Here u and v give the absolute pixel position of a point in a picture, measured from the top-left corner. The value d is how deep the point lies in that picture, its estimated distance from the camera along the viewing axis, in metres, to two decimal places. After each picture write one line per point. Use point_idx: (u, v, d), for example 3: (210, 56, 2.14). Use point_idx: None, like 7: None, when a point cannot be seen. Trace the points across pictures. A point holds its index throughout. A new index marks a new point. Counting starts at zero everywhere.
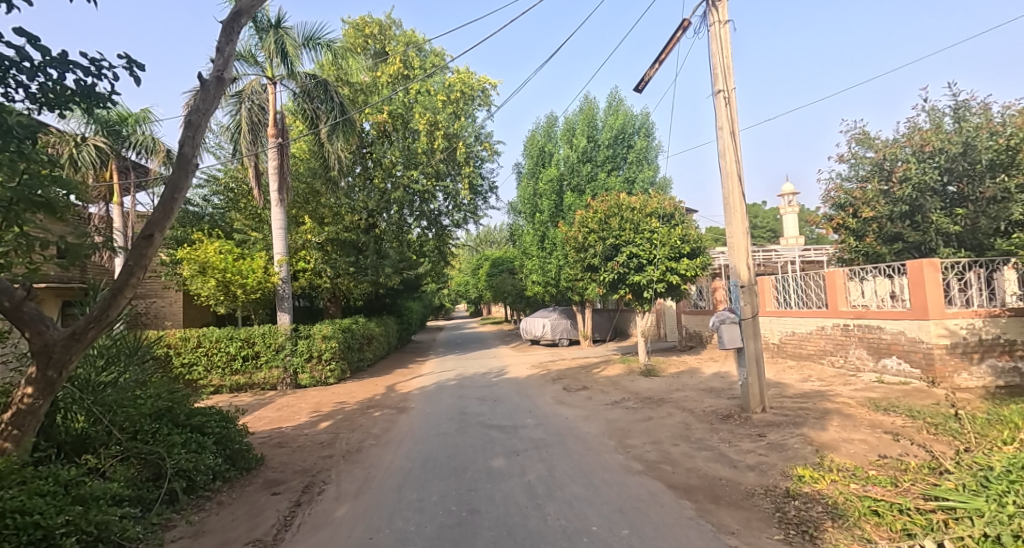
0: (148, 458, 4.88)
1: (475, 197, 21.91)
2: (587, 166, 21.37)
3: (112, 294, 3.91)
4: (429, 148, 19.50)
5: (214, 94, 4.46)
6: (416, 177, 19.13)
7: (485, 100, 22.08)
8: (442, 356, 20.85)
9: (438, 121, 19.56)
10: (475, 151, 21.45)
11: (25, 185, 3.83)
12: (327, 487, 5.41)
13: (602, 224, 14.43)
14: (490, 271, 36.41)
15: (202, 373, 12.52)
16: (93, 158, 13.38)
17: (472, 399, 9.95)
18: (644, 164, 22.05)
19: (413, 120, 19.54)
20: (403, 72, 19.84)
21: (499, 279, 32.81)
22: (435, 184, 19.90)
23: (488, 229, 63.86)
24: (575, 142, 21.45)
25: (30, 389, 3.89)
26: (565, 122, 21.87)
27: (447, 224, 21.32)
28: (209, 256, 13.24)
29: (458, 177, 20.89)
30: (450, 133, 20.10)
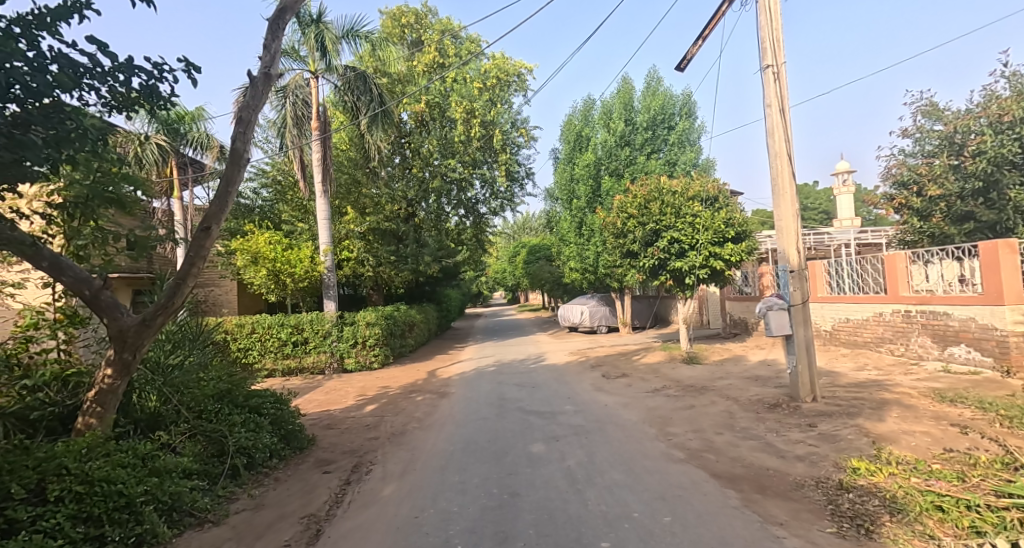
0: (213, 435, 5.22)
1: (512, 184, 21.93)
2: (626, 150, 20.86)
3: (176, 283, 4.27)
4: (465, 136, 19.57)
5: (262, 90, 4.64)
6: (453, 166, 19.35)
7: (521, 85, 21.86)
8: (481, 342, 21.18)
9: (474, 109, 19.65)
10: (511, 138, 21.36)
11: (98, 183, 4.23)
12: (374, 467, 5.64)
13: (642, 209, 14.08)
14: (527, 258, 36.43)
15: (257, 357, 13.25)
16: (155, 156, 14.26)
17: (511, 385, 10.06)
18: (686, 147, 21.39)
19: (450, 108, 19.68)
20: (439, 61, 19.97)
21: (536, 266, 32.79)
22: (472, 171, 20.03)
23: (526, 217, 63.96)
24: (613, 126, 20.96)
25: (109, 370, 4.30)
26: (603, 105, 21.43)
27: (485, 211, 21.45)
28: (260, 246, 13.91)
29: (495, 164, 20.92)
30: (486, 120, 20.15)
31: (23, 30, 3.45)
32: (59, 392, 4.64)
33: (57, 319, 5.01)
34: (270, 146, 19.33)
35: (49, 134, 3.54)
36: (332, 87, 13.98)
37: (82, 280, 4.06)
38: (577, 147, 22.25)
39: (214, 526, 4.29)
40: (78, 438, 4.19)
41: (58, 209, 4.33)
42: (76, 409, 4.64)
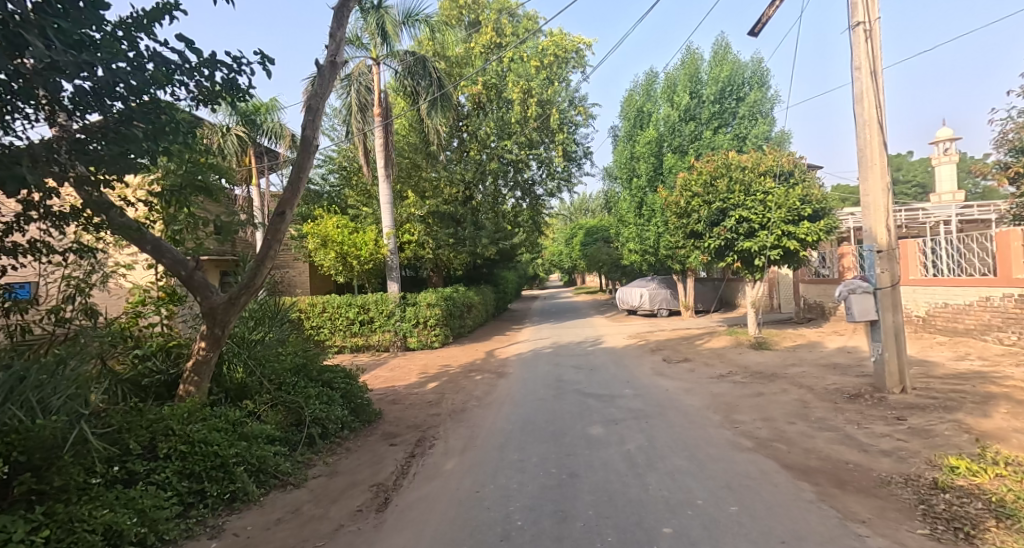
0: (291, 405, 5.64)
1: (569, 164, 21.66)
2: (691, 124, 19.86)
3: (256, 265, 4.68)
4: (522, 116, 19.47)
5: (329, 78, 4.82)
6: (510, 148, 19.35)
7: (579, 61, 21.44)
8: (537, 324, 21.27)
9: (531, 88, 19.47)
10: (568, 117, 20.95)
11: (190, 172, 4.63)
12: (437, 441, 5.87)
13: (708, 187, 13.42)
14: (583, 240, 35.94)
15: (327, 334, 14.13)
16: (235, 146, 15.36)
17: (568, 367, 10.08)
18: (757, 118, 20.27)
19: (507, 89, 19.61)
20: (496, 41, 19.91)
21: (593, 249, 32.29)
22: (529, 152, 19.96)
23: (582, 199, 63.07)
24: (676, 100, 19.98)
25: (203, 343, 4.84)
26: (666, 78, 20.52)
27: (541, 193, 21.37)
28: (329, 230, 14.77)
29: (552, 144, 20.69)
30: (543, 100, 19.91)
31: (125, 32, 3.77)
32: (164, 361, 5.19)
33: (159, 297, 5.62)
34: (336, 134, 20.22)
35: (149, 128, 3.89)
36: (393, 72, 14.26)
37: (179, 262, 4.58)
38: (637, 124, 21.47)
39: (295, 488, 4.69)
40: (181, 403, 4.75)
41: (157, 197, 4.76)
42: (177, 378, 5.18)
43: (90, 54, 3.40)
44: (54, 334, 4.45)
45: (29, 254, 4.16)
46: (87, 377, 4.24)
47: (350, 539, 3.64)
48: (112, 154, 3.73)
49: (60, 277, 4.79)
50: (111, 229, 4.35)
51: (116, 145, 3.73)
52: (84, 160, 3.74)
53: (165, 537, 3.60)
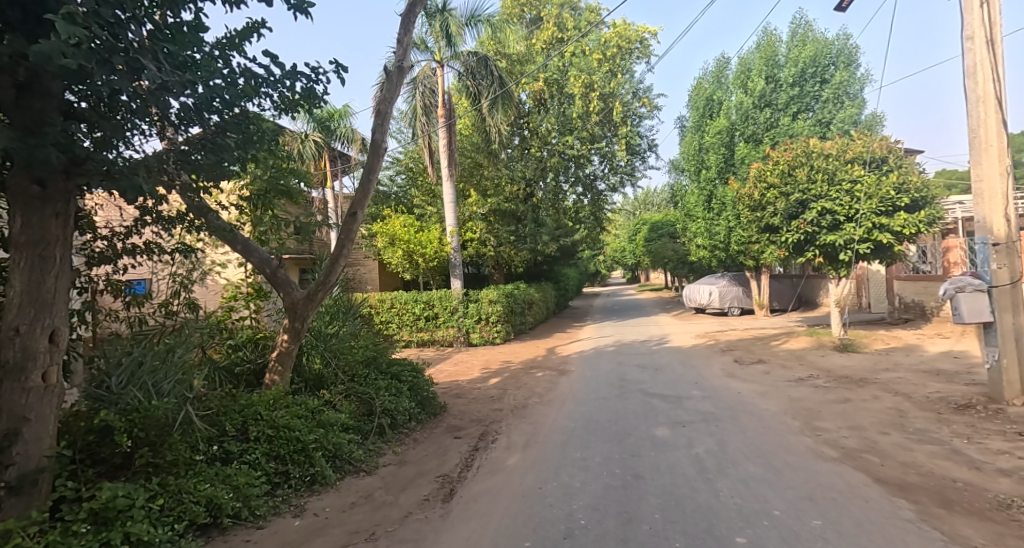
0: (363, 396, 5.95)
1: (633, 158, 21.14)
2: (767, 111, 18.67)
3: (332, 263, 5.02)
4: (584, 111, 19.23)
5: (397, 82, 5.00)
6: (571, 143, 19.15)
7: (644, 51, 20.83)
8: (598, 322, 20.96)
9: (594, 82, 19.19)
10: (631, 109, 20.37)
11: (273, 178, 5.00)
12: (500, 436, 5.95)
13: (785, 177, 12.56)
14: (647, 235, 34.90)
15: (395, 329, 14.79)
16: (312, 151, 16.43)
17: (632, 366, 9.84)
18: (844, 102, 18.14)
19: (568, 84, 19.45)
20: (558, 36, 19.80)
21: (658, 245, 31.25)
22: (590, 147, 19.69)
23: (645, 193, 61.32)
24: (749, 86, 18.82)
25: (286, 336, 5.23)
26: (739, 63, 19.45)
27: (603, 188, 21.02)
28: (396, 229, 15.44)
29: (615, 138, 20.26)
30: (606, 93, 19.54)
31: (220, 51, 4.10)
32: (253, 352, 5.68)
33: (249, 293, 6.07)
34: (403, 137, 21.05)
35: (240, 138, 4.26)
36: (456, 74, 14.52)
37: (265, 260, 5.03)
38: (706, 112, 20.36)
39: (368, 475, 4.93)
40: (267, 390, 5.17)
41: (246, 201, 5.18)
42: (264, 366, 5.64)
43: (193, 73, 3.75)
44: (163, 325, 5.00)
45: (144, 254, 4.66)
46: (191, 364, 4.83)
47: (418, 526, 3.80)
48: (209, 163, 4.12)
49: (168, 275, 5.32)
50: (208, 230, 4.83)
51: (213, 154, 4.11)
52: (188, 168, 4.12)
53: (256, 512, 3.96)
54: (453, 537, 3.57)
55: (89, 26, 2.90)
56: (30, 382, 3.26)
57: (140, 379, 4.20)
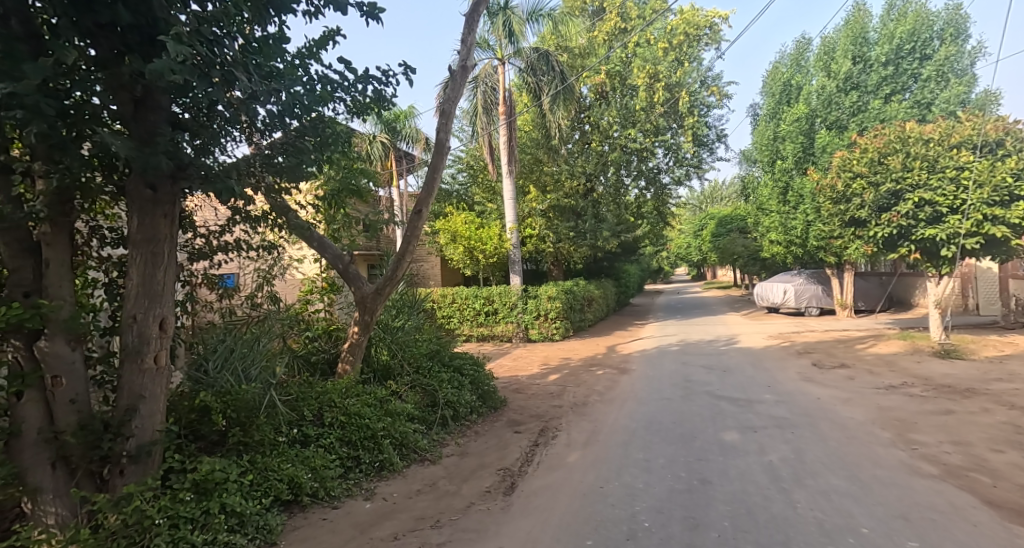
0: (427, 387, 6.15)
1: (700, 149, 20.35)
2: (853, 94, 17.21)
3: (398, 259, 5.26)
4: (648, 102, 18.68)
5: (460, 81, 5.09)
6: (634, 136, 18.66)
7: (713, 37, 19.91)
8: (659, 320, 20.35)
9: (659, 72, 18.58)
10: (699, 98, 19.48)
11: (346, 178, 5.29)
12: (559, 433, 5.93)
13: (874, 166, 11.52)
14: (714, 230, 33.35)
15: (457, 324, 15.20)
16: (380, 151, 17.23)
17: (697, 367, 9.45)
18: (949, 78, 16.05)
19: (632, 75, 18.98)
20: (621, 26, 19.31)
21: (726, 240, 29.71)
22: (654, 140, 19.10)
23: (713, 186, 58.64)
24: (833, 69, 17.72)
25: (356, 328, 5.52)
26: (823, 44, 18.12)
27: (668, 182, 20.42)
28: (458, 226, 15.81)
29: (680, 129, 19.54)
30: (672, 83, 18.84)
31: (300, 60, 4.38)
32: (326, 342, 6.07)
33: (323, 287, 6.48)
34: (465, 136, 21.47)
35: (318, 141, 4.56)
36: (517, 71, 14.55)
37: (338, 257, 5.33)
38: (783, 98, 19.75)
39: (432, 464, 5.11)
40: (340, 379, 5.49)
41: (321, 200, 5.51)
42: (337, 356, 6.00)
43: (278, 82, 4.06)
44: (249, 316, 5.45)
45: (234, 250, 5.07)
46: (273, 352, 5.24)
47: (480, 517, 3.89)
48: (290, 165, 4.44)
49: (252, 270, 5.74)
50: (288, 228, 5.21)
51: (294, 157, 4.43)
52: (271, 171, 4.46)
53: (331, 493, 4.23)
54: (514, 530, 3.62)
55: (193, 45, 3.22)
56: (145, 363, 3.69)
57: (232, 365, 4.63)
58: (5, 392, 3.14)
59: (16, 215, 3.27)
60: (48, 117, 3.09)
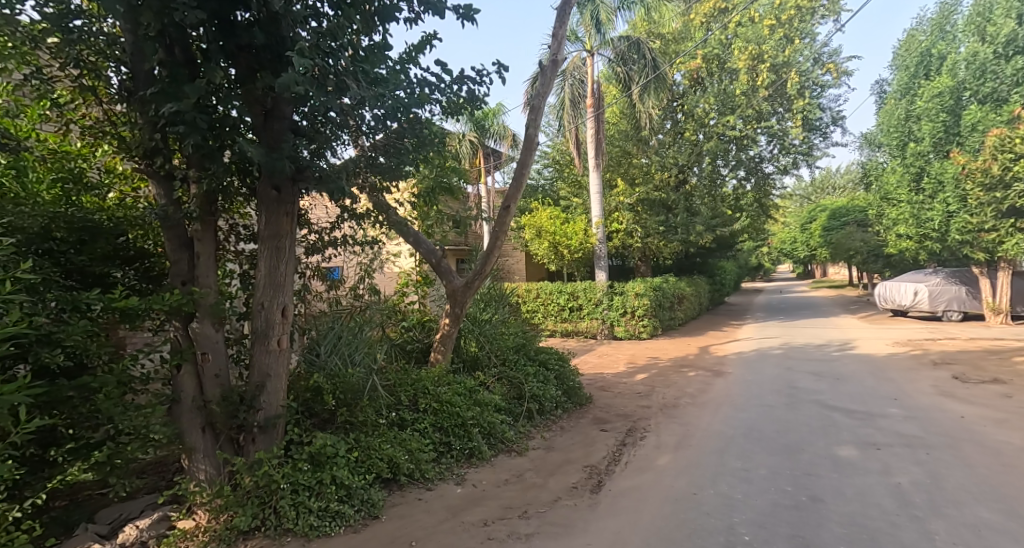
0: (514, 380, 6.27)
1: (811, 133, 18.62)
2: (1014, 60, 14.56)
3: (487, 254, 5.41)
4: (750, 86, 17.35)
5: (551, 75, 5.10)
6: (733, 123, 17.44)
7: (830, 9, 17.92)
8: (756, 321, 18.95)
9: (763, 52, 17.16)
10: (811, 77, 17.67)
11: (438, 176, 5.54)
12: (648, 434, 5.75)
13: None
14: (824, 224, 30.22)
15: (541, 318, 15.36)
16: (469, 149, 17.85)
17: (805, 373, 8.63)
18: None
19: (732, 58, 17.82)
20: (720, 6, 18.05)
21: (840, 234, 26.74)
22: (756, 126, 17.71)
23: (824, 174, 52.98)
24: (987, 32, 15.11)
25: (447, 319, 5.78)
26: (976, 5, 15.67)
27: (771, 171, 18.98)
28: (543, 222, 15.90)
29: (788, 112, 17.97)
30: (778, 63, 17.31)
31: (401, 65, 4.64)
32: (420, 332, 6.43)
33: (418, 280, 6.85)
34: (552, 131, 21.49)
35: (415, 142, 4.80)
36: (606, 61, 14.28)
37: (431, 252, 5.62)
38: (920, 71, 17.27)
39: (518, 455, 5.21)
40: (433, 367, 5.78)
41: (417, 198, 5.82)
42: (429, 346, 6.35)
43: (382, 88, 4.34)
44: (353, 306, 5.92)
45: (342, 245, 5.53)
46: (374, 340, 5.65)
47: (567, 513, 3.89)
48: (391, 166, 4.75)
49: (356, 264, 6.22)
50: (388, 224, 5.58)
51: (394, 159, 4.73)
52: (375, 171, 4.77)
53: (426, 475, 4.47)
54: (602, 528, 3.57)
55: (312, 58, 3.56)
56: (271, 345, 4.16)
57: (340, 350, 5.08)
58: (169, 363, 3.79)
59: (176, 215, 3.88)
60: (200, 131, 3.63)
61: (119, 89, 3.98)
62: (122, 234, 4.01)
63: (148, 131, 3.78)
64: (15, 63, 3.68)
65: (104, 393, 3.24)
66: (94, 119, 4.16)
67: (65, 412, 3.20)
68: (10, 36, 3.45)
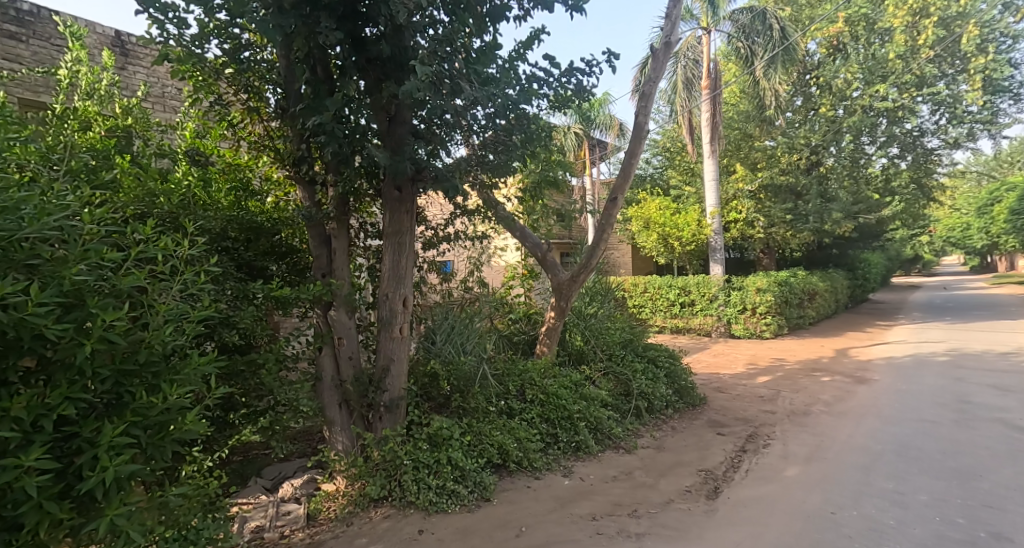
0: (621, 376, 6.12)
1: (994, 96, 15.33)
2: None
3: (594, 247, 5.33)
4: (908, 47, 14.79)
5: (663, 58, 4.85)
6: (884, 92, 14.95)
7: None
8: (908, 322, 16.28)
9: (927, 4, 14.48)
10: (998, 26, 14.43)
11: (544, 170, 5.59)
12: (773, 442, 5.25)
13: None
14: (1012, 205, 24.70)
15: (649, 314, 14.93)
16: (573, 142, 17.86)
17: (983, 386, 7.19)
18: None
19: (884, 16, 15.32)
20: None
21: None
22: (916, 94, 15.07)
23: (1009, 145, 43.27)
24: None
25: (552, 312, 5.84)
26: None
27: (935, 145, 16.15)
28: (651, 213, 15.27)
29: (962, 74, 15.01)
30: (949, 15, 14.49)
31: (511, 63, 4.75)
32: (526, 324, 6.60)
33: (523, 273, 6.99)
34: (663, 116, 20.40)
35: (523, 138, 4.89)
36: (726, 37, 13.34)
37: (537, 246, 5.72)
38: None
39: (626, 453, 5.09)
40: (539, 359, 5.89)
41: (523, 193, 5.94)
42: (535, 338, 6.49)
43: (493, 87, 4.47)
44: (464, 298, 6.24)
45: (455, 240, 5.85)
46: (483, 332, 5.91)
47: (681, 516, 3.71)
48: (500, 162, 4.89)
49: (465, 258, 6.51)
50: (496, 220, 5.78)
51: (503, 155, 4.87)
52: (485, 168, 4.96)
53: (534, 464, 4.57)
54: (721, 537, 3.35)
55: (431, 64, 3.79)
56: (394, 332, 4.55)
57: (453, 339, 5.41)
58: (313, 345, 4.35)
59: (318, 216, 4.42)
60: (337, 140, 4.10)
61: (275, 107, 4.62)
62: (277, 233, 4.69)
63: (297, 142, 4.33)
64: (203, 93, 4.47)
65: (266, 368, 3.86)
66: (257, 134, 4.83)
67: (239, 383, 3.86)
68: (201, 72, 4.32)
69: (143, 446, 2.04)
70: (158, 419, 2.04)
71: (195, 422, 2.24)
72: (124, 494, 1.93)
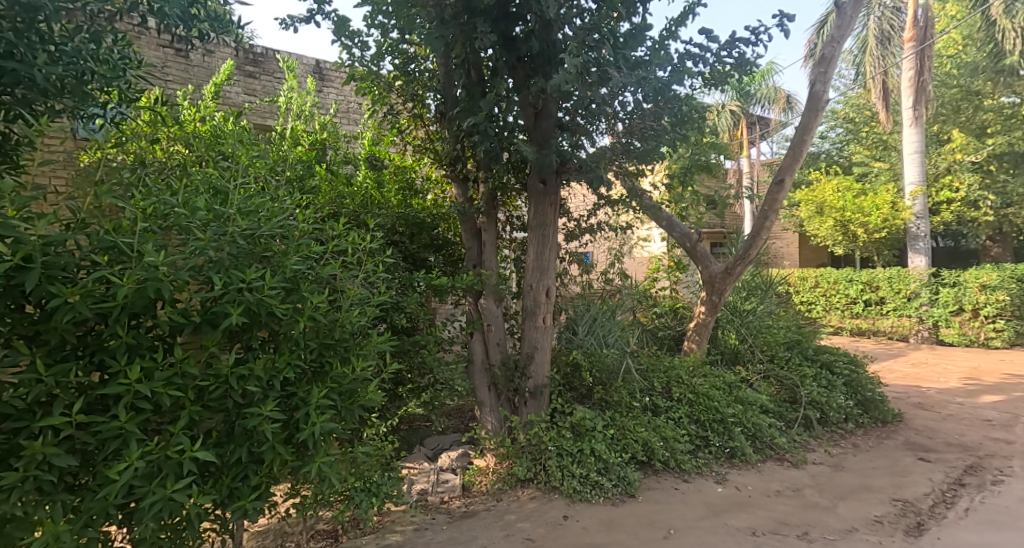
0: (786, 381, 5.46)
1: None
2: None
3: (754, 236, 4.81)
4: None
5: (851, 14, 4.19)
6: None
7: None
8: None
9: None
10: None
11: (695, 154, 5.18)
12: (1006, 480, 4.15)
13: None
14: None
15: (821, 312, 13.17)
16: (728, 122, 16.48)
17: None
18: None
19: None
20: None
21: None
22: None
23: None
24: None
25: (703, 307, 5.44)
26: None
27: None
28: (826, 196, 13.18)
29: None
30: None
31: (662, 42, 4.49)
32: (673, 319, 6.28)
33: (670, 265, 6.66)
34: (844, 81, 17.38)
35: (673, 120, 4.59)
36: None
37: (686, 235, 5.38)
38: None
39: (793, 467, 4.53)
40: (687, 356, 5.56)
41: (670, 180, 5.62)
42: (682, 334, 6.14)
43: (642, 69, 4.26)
44: (605, 289, 6.17)
45: (598, 230, 5.80)
46: (626, 325, 5.79)
47: None
48: (647, 148, 4.66)
49: (606, 249, 6.47)
50: (640, 209, 5.58)
51: (651, 141, 4.63)
52: (630, 157, 4.78)
53: (682, 466, 4.33)
54: None
55: (580, 53, 3.76)
56: (539, 321, 4.69)
57: (595, 330, 5.41)
58: (466, 330, 4.71)
59: (470, 211, 4.76)
60: (488, 138, 4.35)
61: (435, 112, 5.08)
62: (436, 228, 5.14)
63: (453, 143, 4.70)
64: (378, 105, 5.12)
65: (428, 349, 4.30)
66: (420, 138, 5.32)
67: (407, 361, 4.35)
68: (377, 86, 4.95)
69: (340, 409, 2.40)
70: (349, 386, 2.39)
71: (375, 393, 2.57)
72: (326, 445, 2.31)
